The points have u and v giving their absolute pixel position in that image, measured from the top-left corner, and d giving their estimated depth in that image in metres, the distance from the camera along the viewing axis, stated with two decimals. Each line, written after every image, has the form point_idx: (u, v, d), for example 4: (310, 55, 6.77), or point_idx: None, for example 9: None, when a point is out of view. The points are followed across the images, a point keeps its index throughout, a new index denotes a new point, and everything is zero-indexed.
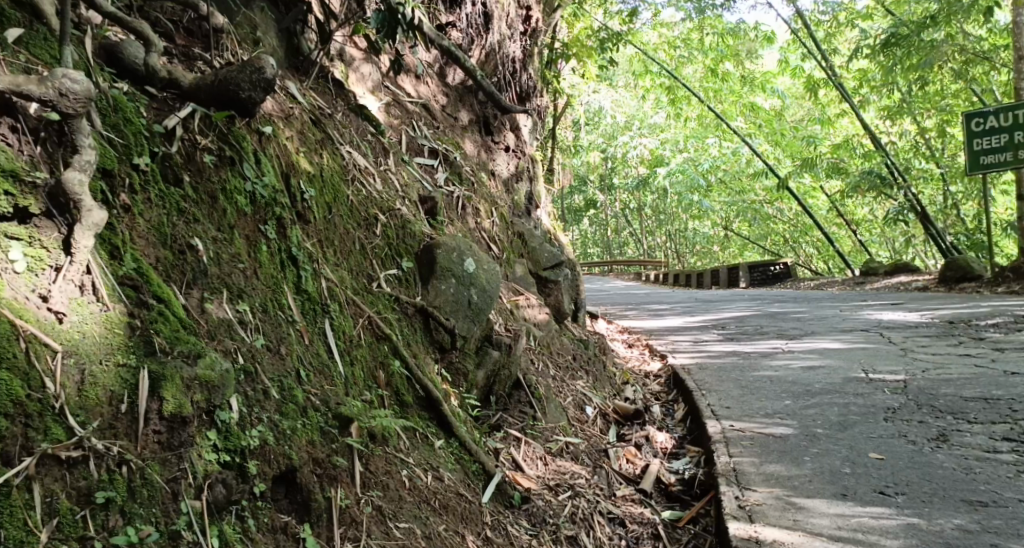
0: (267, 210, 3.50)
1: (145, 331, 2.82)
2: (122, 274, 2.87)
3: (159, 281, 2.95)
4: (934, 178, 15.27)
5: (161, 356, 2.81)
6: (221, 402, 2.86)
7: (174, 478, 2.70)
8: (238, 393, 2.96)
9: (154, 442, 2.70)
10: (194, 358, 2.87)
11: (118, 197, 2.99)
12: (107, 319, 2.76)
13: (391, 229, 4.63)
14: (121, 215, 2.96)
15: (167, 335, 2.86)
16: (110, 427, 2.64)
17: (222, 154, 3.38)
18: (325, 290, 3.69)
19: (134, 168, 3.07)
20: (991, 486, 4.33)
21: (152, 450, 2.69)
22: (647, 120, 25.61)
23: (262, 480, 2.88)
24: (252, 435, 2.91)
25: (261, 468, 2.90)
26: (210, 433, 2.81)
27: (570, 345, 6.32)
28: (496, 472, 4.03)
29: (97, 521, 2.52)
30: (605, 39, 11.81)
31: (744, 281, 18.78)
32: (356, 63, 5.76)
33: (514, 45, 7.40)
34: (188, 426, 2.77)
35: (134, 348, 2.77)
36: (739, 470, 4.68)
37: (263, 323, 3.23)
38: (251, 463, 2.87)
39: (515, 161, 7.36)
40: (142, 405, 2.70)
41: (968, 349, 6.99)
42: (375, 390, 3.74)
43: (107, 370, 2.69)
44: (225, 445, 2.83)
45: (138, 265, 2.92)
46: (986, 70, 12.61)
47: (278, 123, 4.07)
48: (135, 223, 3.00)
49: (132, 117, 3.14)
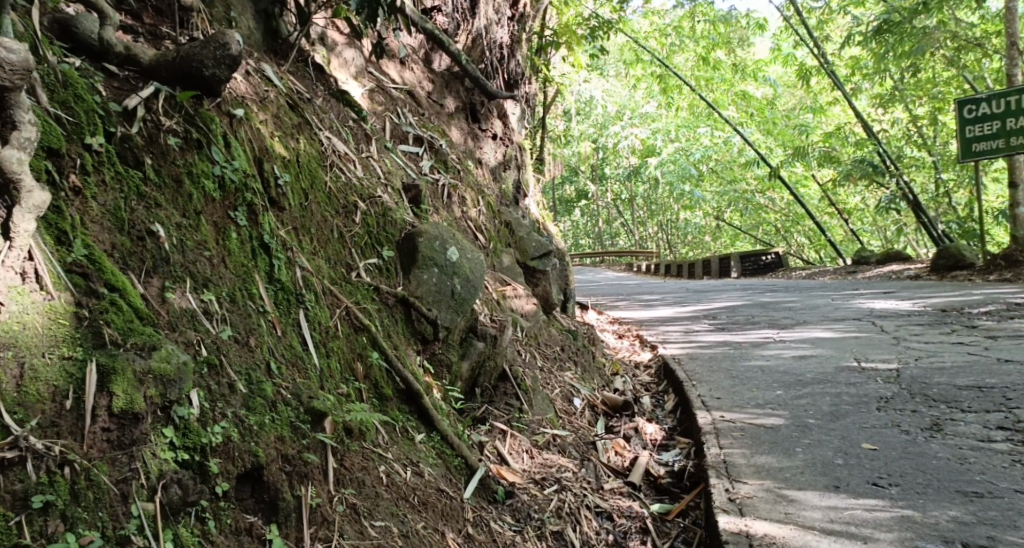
0: (238, 195, 3.35)
1: (94, 322, 2.69)
2: (70, 261, 2.73)
3: (113, 268, 2.80)
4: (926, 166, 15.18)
5: (112, 349, 2.67)
6: (178, 397, 2.72)
7: (124, 478, 2.56)
8: (200, 386, 2.82)
9: (103, 440, 2.57)
10: (149, 350, 2.72)
11: (67, 178, 2.84)
12: (50, 310, 2.62)
13: (371, 217, 4.49)
14: (70, 198, 2.82)
15: (119, 326, 2.72)
16: (53, 424, 2.51)
17: (188, 137, 3.23)
18: (299, 280, 3.54)
19: (87, 148, 2.92)
20: (987, 476, 4.21)
21: (100, 449, 2.56)
22: (638, 109, 25.48)
23: (225, 478, 2.75)
24: (215, 431, 2.77)
25: (224, 466, 2.76)
26: (166, 430, 2.67)
27: (558, 336, 6.18)
28: (479, 467, 3.90)
29: (34, 528, 2.39)
30: (595, 27, 11.65)
31: (736, 270, 18.72)
32: (338, 49, 5.61)
33: (502, 31, 7.23)
34: (141, 423, 2.63)
35: (82, 340, 2.64)
36: (730, 461, 4.56)
37: (231, 313, 3.09)
38: (212, 461, 2.73)
39: (502, 149, 7.21)
40: (90, 401, 2.57)
41: (961, 337, 6.89)
42: (352, 383, 3.61)
43: (50, 363, 2.56)
44: (183, 442, 2.69)
45: (89, 252, 2.78)
46: (978, 57, 12.52)
47: (252, 106, 3.92)
48: (88, 206, 2.86)
49: (84, 94, 2.98)
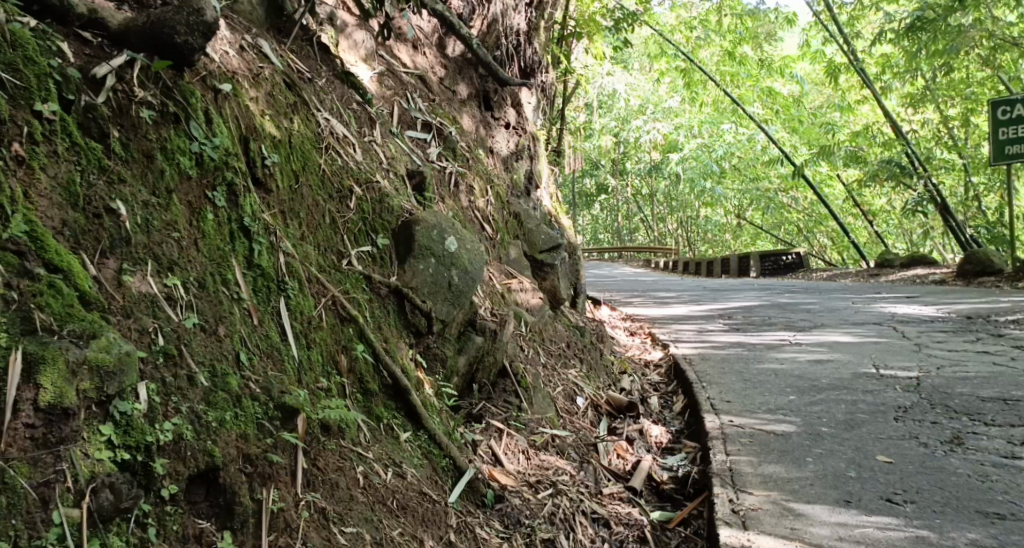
0: (217, 174, 3.17)
1: (24, 306, 2.49)
2: (4, 238, 2.52)
3: (57, 247, 2.61)
4: (955, 168, 14.88)
5: (43, 336, 2.48)
6: (120, 391, 2.54)
7: (47, 482, 2.37)
8: (151, 380, 2.64)
9: (25, 438, 2.38)
10: (87, 339, 2.54)
11: (10, 147, 2.65)
12: None
13: (367, 203, 4.24)
14: (13, 169, 2.63)
15: (55, 312, 2.53)
16: None
17: (165, 110, 3.05)
18: (282, 266, 3.33)
19: (36, 115, 2.73)
20: (1009, 497, 3.98)
21: (21, 448, 2.37)
22: (662, 103, 25.20)
23: (174, 480, 2.59)
24: (164, 429, 2.60)
25: (173, 466, 2.60)
26: (104, 427, 2.49)
27: (564, 332, 5.96)
28: (468, 469, 3.69)
29: None
30: (620, 18, 11.40)
31: (755, 270, 18.39)
32: (348, 30, 5.38)
33: (519, 17, 6.98)
34: (72, 420, 2.45)
35: (8, 325, 2.44)
36: (735, 470, 4.35)
37: (199, 300, 2.91)
38: (158, 461, 2.56)
39: (515, 139, 6.96)
40: (12, 394, 2.38)
41: (985, 346, 6.63)
42: (335, 377, 3.38)
43: None
44: (123, 441, 2.51)
45: (32, 229, 2.58)
46: (1013, 58, 12.23)
47: (243, 81, 3.72)
48: (35, 178, 2.67)
49: (37, 56, 2.78)
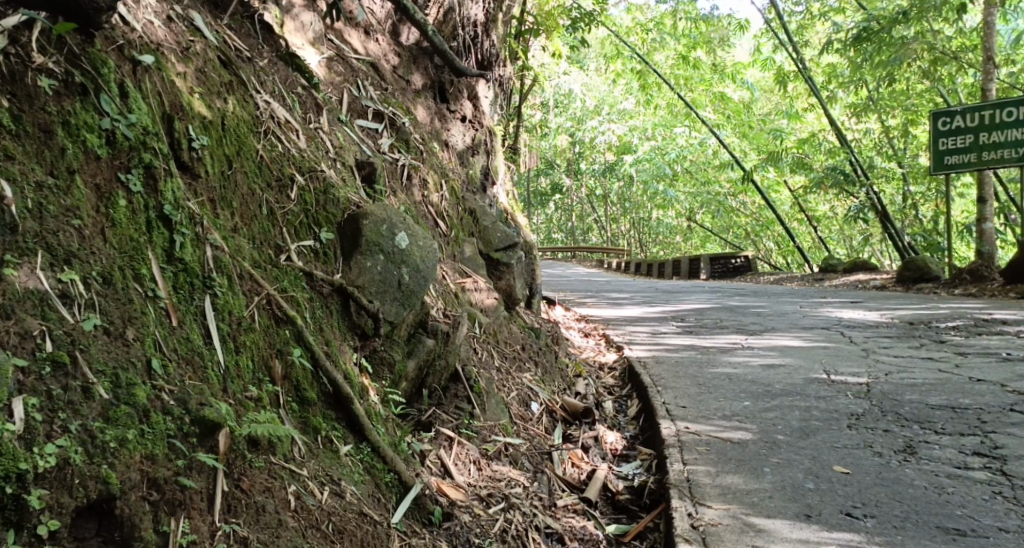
0: (132, 155, 2.82)
1: None
2: None
3: None
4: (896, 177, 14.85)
5: None
6: None
7: None
8: (31, 394, 2.31)
9: None
10: None
11: None
12: None
13: (309, 193, 3.85)
14: None
15: None
16: None
17: (69, 80, 2.72)
18: (209, 261, 2.96)
19: None
20: (967, 511, 3.72)
21: None
22: (616, 105, 25.01)
23: (54, 515, 2.26)
24: (46, 454, 2.27)
25: (54, 498, 2.26)
26: None
27: (519, 333, 5.63)
28: (414, 484, 3.31)
29: None
30: (576, 17, 11.08)
31: (705, 272, 18.22)
32: (295, 11, 4.99)
33: (477, 8, 6.60)
34: None
35: None
36: (694, 480, 4.06)
37: (103, 298, 2.56)
38: (34, 494, 2.23)
39: (471, 132, 6.59)
40: None
41: (931, 352, 6.45)
42: (267, 385, 3.02)
43: None
44: None
45: None
46: (952, 72, 12.19)
47: (169, 55, 3.35)
48: None
49: None
